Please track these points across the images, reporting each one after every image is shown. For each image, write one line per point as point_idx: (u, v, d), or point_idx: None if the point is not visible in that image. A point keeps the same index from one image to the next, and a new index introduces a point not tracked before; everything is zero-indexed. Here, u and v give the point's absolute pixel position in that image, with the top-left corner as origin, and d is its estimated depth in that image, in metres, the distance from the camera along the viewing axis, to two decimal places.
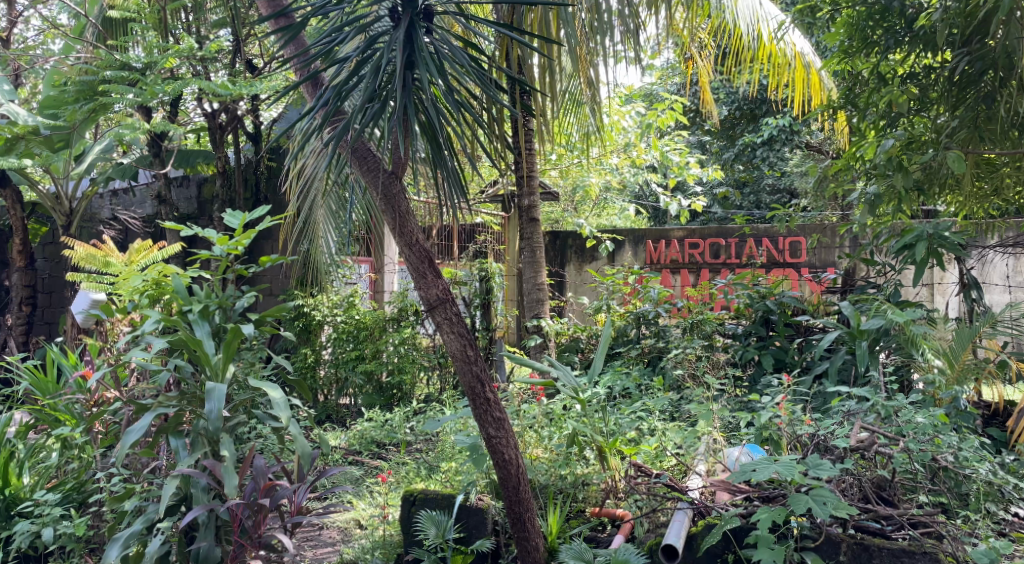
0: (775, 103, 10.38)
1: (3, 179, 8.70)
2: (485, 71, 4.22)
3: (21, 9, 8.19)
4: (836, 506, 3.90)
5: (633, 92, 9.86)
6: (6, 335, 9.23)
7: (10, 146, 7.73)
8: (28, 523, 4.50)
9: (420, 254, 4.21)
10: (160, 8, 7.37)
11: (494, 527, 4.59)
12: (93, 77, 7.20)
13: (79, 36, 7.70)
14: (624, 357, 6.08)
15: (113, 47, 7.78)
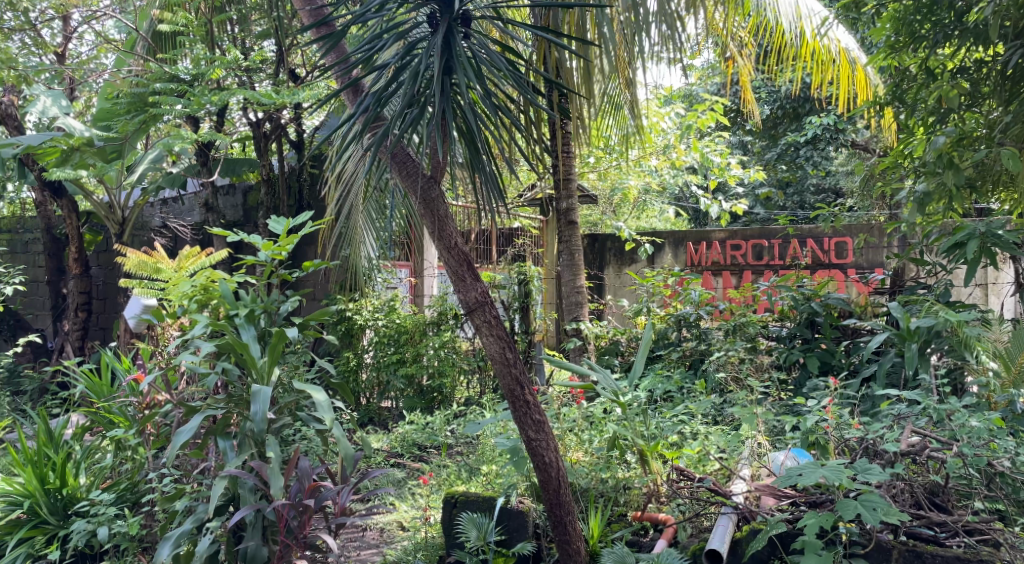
0: (819, 102, 10.13)
1: (59, 190, 8.98)
2: (522, 75, 4.30)
3: (75, 25, 8.46)
4: (887, 512, 3.81)
5: (672, 92, 9.77)
6: (63, 340, 9.49)
7: (64, 158, 7.87)
8: (84, 523, 4.66)
9: (460, 259, 4.30)
10: (206, 20, 7.53)
11: (535, 531, 4.61)
12: (143, 89, 7.37)
13: (131, 50, 7.92)
14: (665, 360, 6.02)
15: (163, 60, 7.98)
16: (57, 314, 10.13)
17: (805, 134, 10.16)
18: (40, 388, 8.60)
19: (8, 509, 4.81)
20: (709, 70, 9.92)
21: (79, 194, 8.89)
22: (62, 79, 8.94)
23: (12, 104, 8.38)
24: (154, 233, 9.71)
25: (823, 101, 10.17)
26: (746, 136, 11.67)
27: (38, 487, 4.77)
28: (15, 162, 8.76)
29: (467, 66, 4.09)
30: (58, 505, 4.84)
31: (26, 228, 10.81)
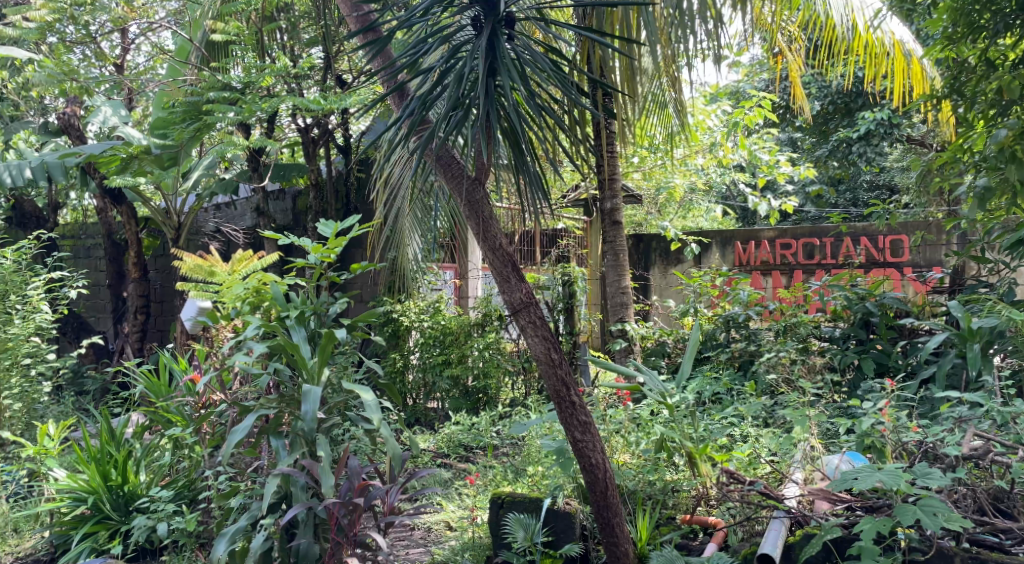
0: (873, 96, 9.87)
1: (118, 198, 9.23)
2: (566, 75, 4.32)
3: (132, 37, 8.71)
4: (949, 518, 3.71)
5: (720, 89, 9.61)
6: (123, 341, 9.70)
7: (124, 166, 7.77)
8: (145, 519, 4.81)
9: (505, 259, 4.33)
10: (258, 30, 7.71)
11: (582, 532, 4.60)
12: (198, 98, 7.51)
13: (185, 60, 8.11)
14: (714, 361, 5.92)
15: (216, 69, 8.17)
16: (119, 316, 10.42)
17: (858, 129, 9.87)
18: (105, 389, 8.87)
19: (72, 505, 4.98)
20: (758, 66, 9.73)
21: (137, 201, 9.13)
22: (121, 89, 9.20)
23: (74, 114, 8.65)
24: (208, 238, 9.93)
25: (878, 95, 9.90)
26: (797, 133, 11.43)
27: (101, 484, 4.95)
28: (78, 171, 9.04)
29: (511, 68, 4.12)
30: (120, 502, 5.00)
31: (88, 233, 11.13)
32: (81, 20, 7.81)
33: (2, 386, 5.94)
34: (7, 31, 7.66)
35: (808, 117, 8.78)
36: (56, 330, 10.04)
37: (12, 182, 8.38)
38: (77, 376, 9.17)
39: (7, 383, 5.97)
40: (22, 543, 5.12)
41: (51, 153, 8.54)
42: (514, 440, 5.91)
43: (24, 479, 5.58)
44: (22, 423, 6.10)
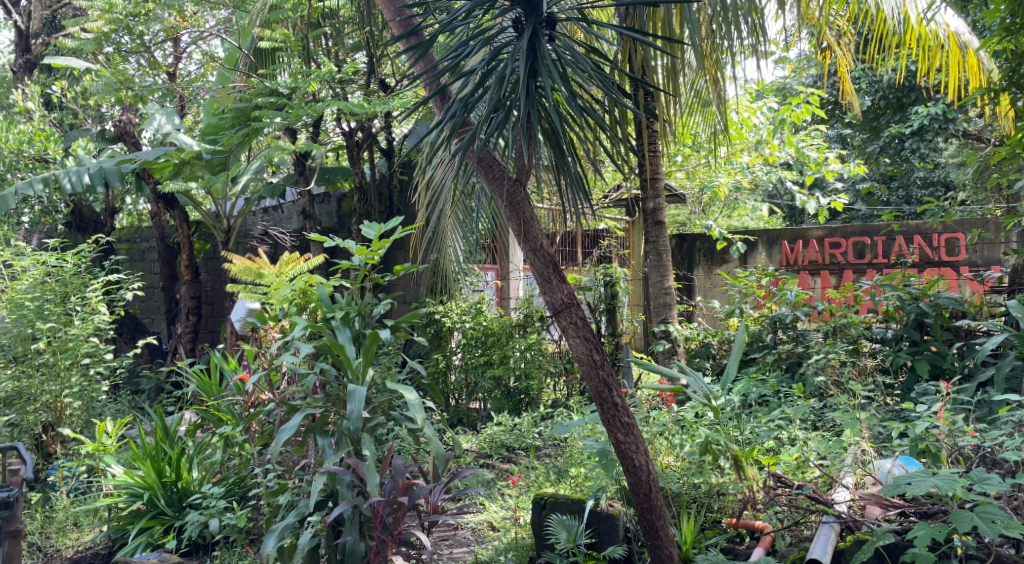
0: (926, 90, 9.59)
1: (170, 202, 9.43)
2: (607, 75, 4.30)
3: (184, 45, 8.92)
4: (1007, 526, 3.58)
5: (766, 86, 9.43)
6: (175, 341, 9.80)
7: (176, 171, 8.04)
8: (197, 514, 4.94)
9: (546, 260, 4.32)
10: (304, 36, 7.85)
11: (626, 534, 4.58)
12: (247, 103, 7.61)
13: (234, 67, 8.29)
14: (760, 363, 5.82)
15: (263, 75, 8.32)
16: (173, 317, 10.66)
17: (911, 125, 9.60)
18: (160, 387, 9.09)
19: (129, 500, 5.15)
20: (805, 61, 9.52)
21: (190, 205, 9.35)
22: (174, 97, 9.44)
23: (130, 122, 8.92)
24: (257, 240, 9.93)
25: (931, 89, 9.62)
26: (846, 130, 11.16)
27: (156, 480, 5.10)
28: (133, 177, 9.28)
29: (552, 69, 4.12)
30: (174, 497, 5.14)
31: (143, 236, 11.41)
32: (135, 30, 8.05)
33: (62, 385, 6.20)
34: (66, 42, 7.95)
35: (858, 113, 8.57)
36: (114, 330, 10.34)
37: (71, 188, 8.69)
38: (133, 375, 9.41)
39: (67, 381, 6.22)
40: (82, 537, 5.27)
41: (109, 160, 8.82)
42: (556, 441, 5.91)
43: (84, 475, 5.78)
44: (81, 421, 6.35)
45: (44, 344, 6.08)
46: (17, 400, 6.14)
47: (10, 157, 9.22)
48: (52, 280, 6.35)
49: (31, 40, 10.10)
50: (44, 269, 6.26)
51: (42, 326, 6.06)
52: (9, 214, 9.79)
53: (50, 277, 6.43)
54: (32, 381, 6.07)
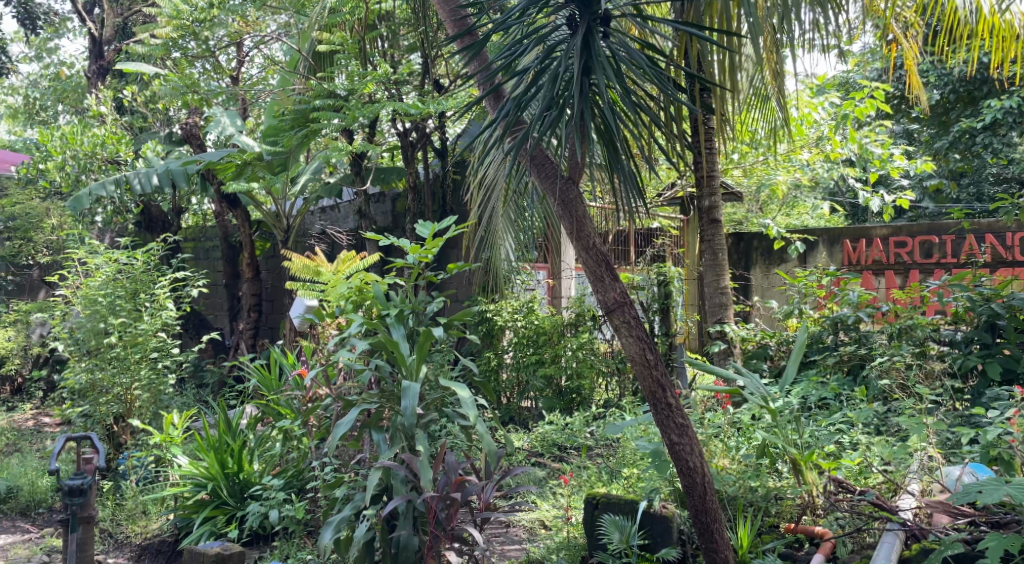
0: (1000, 83, 9.20)
1: (233, 202, 9.61)
2: (662, 71, 4.23)
3: (247, 50, 9.13)
4: None
5: (828, 81, 9.16)
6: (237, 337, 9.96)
7: (239, 172, 8.34)
8: (258, 505, 5.08)
9: (599, 259, 4.28)
10: (361, 39, 8.00)
11: (680, 537, 4.53)
12: (306, 105, 7.75)
13: (294, 70, 8.44)
14: (821, 365, 5.66)
15: (322, 77, 8.45)
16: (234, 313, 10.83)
17: (982, 119, 9.23)
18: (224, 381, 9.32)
19: (194, 490, 5.33)
20: (870, 55, 9.19)
21: (252, 204, 9.53)
22: (237, 100, 9.67)
23: (196, 124, 9.17)
24: (315, 239, 10.09)
25: (1006, 81, 9.22)
26: (913, 124, 10.75)
27: (219, 471, 5.27)
28: (198, 177, 9.51)
29: (606, 66, 4.08)
30: (236, 488, 5.30)
31: (208, 235, 11.64)
32: (201, 35, 8.26)
33: (132, 377, 6.46)
34: (136, 48, 8.22)
35: (927, 106, 8.27)
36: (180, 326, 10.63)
37: (141, 188, 9.03)
38: (198, 369, 9.68)
39: (136, 374, 6.48)
40: (150, 525, 5.47)
41: (175, 160, 9.10)
42: (609, 441, 5.92)
43: (151, 464, 6.01)
44: (150, 413, 6.62)
45: (115, 338, 6.33)
46: (91, 392, 6.42)
47: (85, 158, 9.53)
48: (122, 277, 6.64)
49: (104, 47, 10.57)
50: (116, 267, 6.57)
51: (114, 321, 6.31)
52: (84, 214, 10.16)
53: (121, 275, 6.71)
54: (105, 374, 6.35)
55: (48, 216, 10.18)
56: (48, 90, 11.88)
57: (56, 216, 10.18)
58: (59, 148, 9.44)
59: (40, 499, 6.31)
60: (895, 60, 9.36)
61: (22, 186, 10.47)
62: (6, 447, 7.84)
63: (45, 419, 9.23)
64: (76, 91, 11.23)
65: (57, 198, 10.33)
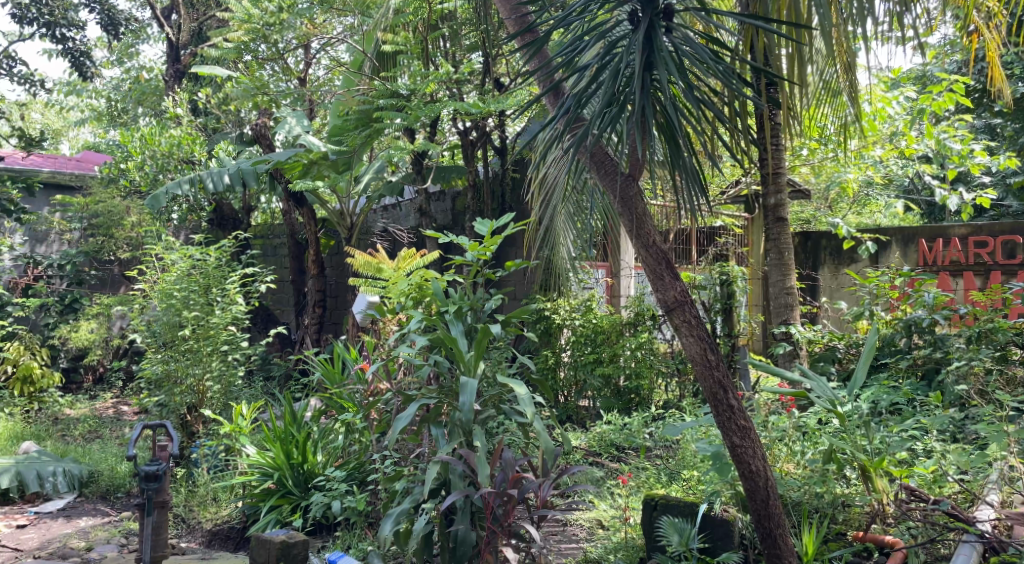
0: None
1: (299, 201, 9.80)
2: (728, 65, 4.09)
3: (314, 52, 9.33)
4: None
5: (902, 74, 8.82)
6: (303, 332, 10.12)
7: (305, 171, 8.50)
8: (322, 495, 5.21)
9: (659, 257, 4.17)
10: (423, 40, 8.13)
11: (741, 541, 4.46)
12: (369, 106, 7.87)
13: (358, 71, 8.59)
14: (892, 369, 5.48)
15: (385, 78, 8.58)
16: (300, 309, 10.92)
17: None
18: (290, 374, 9.58)
19: (261, 479, 5.50)
20: (949, 46, 8.81)
21: (318, 202, 9.72)
22: (305, 101, 9.90)
23: (266, 125, 9.40)
24: (378, 236, 10.25)
25: None
26: (995, 119, 10.28)
27: (285, 461, 5.42)
28: (267, 176, 9.76)
29: (669, 61, 3.96)
30: (300, 478, 5.44)
31: (275, 233, 11.87)
32: (271, 38, 8.52)
33: (204, 368, 6.72)
34: (210, 52, 8.53)
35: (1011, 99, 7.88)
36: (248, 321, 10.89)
37: (214, 188, 9.30)
38: (267, 362, 9.94)
39: (208, 365, 6.74)
40: (220, 512, 5.71)
41: (247, 160, 9.37)
42: (668, 442, 5.88)
43: (221, 453, 6.23)
44: (220, 403, 6.87)
45: (189, 331, 6.60)
46: (166, 382, 6.69)
47: (162, 159, 10.05)
48: (196, 272, 6.87)
49: (181, 51, 10.89)
50: (190, 262, 6.80)
51: (188, 315, 6.58)
52: (161, 212, 10.46)
53: (195, 270, 6.92)
54: (179, 365, 6.61)
55: (128, 214, 10.55)
56: (129, 93, 12.43)
57: (135, 214, 10.53)
58: (138, 148, 9.98)
59: (118, 484, 6.62)
60: (976, 52, 8.96)
61: (105, 185, 10.82)
62: (89, 433, 8.26)
63: (125, 407, 9.65)
64: (155, 94, 11.74)
65: (137, 196, 10.63)
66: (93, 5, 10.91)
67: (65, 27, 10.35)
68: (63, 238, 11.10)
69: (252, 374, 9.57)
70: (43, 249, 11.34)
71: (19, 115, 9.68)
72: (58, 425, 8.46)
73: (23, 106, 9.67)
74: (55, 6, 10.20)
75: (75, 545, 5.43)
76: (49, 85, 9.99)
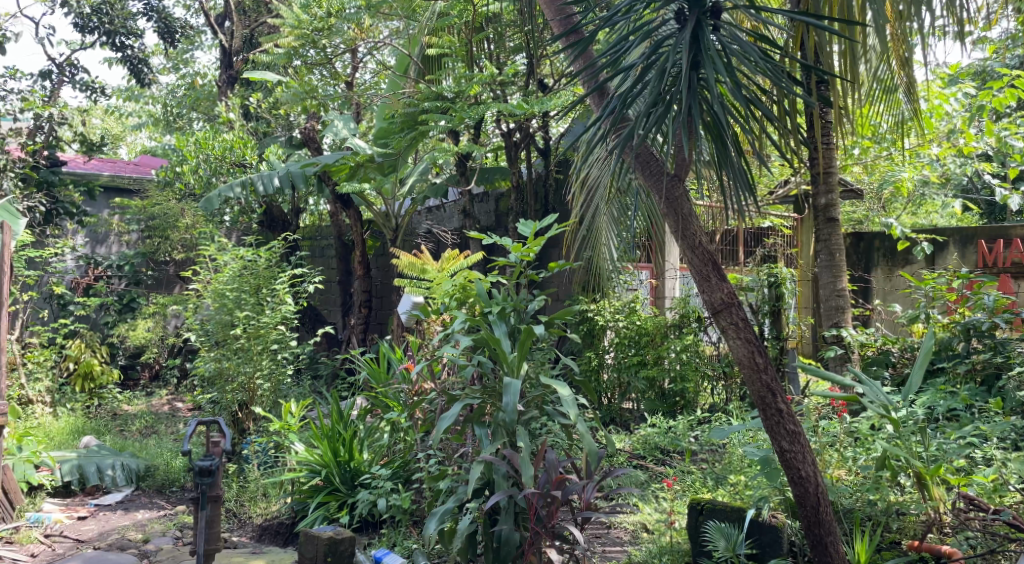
0: None
1: (346, 202, 9.98)
2: (778, 63, 3.97)
3: (361, 56, 9.45)
4: None
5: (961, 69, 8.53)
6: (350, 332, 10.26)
7: (353, 173, 8.62)
8: (368, 493, 5.29)
9: (705, 258, 4.06)
10: (468, 42, 8.17)
11: (791, 548, 4.35)
12: (414, 109, 7.93)
13: (404, 74, 8.66)
14: (950, 374, 5.32)
15: (430, 81, 8.64)
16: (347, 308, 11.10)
17: None
18: (337, 373, 9.73)
19: (309, 476, 5.59)
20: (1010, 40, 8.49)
21: (364, 204, 9.86)
22: (353, 104, 10.04)
23: (314, 128, 9.58)
24: (422, 238, 10.33)
25: None
26: None
27: (332, 458, 5.52)
28: (315, 179, 9.93)
29: (716, 60, 3.85)
30: (347, 476, 5.53)
31: (321, 235, 12.03)
32: (320, 43, 8.64)
33: (255, 367, 6.86)
34: (261, 58, 8.69)
35: None
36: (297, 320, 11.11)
37: (265, 190, 9.45)
38: (315, 361, 10.09)
39: (259, 364, 6.89)
40: (270, 507, 5.89)
41: (296, 163, 9.53)
42: (713, 446, 5.83)
43: (271, 450, 6.38)
44: (270, 401, 7.02)
45: (240, 330, 6.78)
46: (219, 380, 6.86)
47: (216, 162, 10.32)
48: (248, 273, 7.05)
49: (234, 57, 11.42)
50: (241, 263, 6.99)
51: (239, 314, 6.76)
52: (214, 214, 10.77)
53: (246, 270, 7.11)
54: (230, 363, 6.78)
55: (183, 215, 10.84)
56: (184, 99, 12.77)
57: (190, 216, 10.81)
58: (193, 152, 10.29)
59: (173, 478, 6.83)
60: None
61: (162, 188, 11.14)
62: (145, 428, 8.53)
63: (180, 403, 9.95)
64: (209, 99, 12.04)
65: (192, 198, 10.94)
66: (150, 14, 11.19)
67: (124, 36, 10.68)
68: (123, 239, 11.46)
69: (300, 373, 9.75)
70: (103, 250, 11.75)
71: (81, 120, 10.02)
72: (116, 421, 8.74)
73: (84, 112, 10.00)
74: (115, 16, 10.52)
75: (132, 537, 5.62)
76: (109, 92, 10.34)
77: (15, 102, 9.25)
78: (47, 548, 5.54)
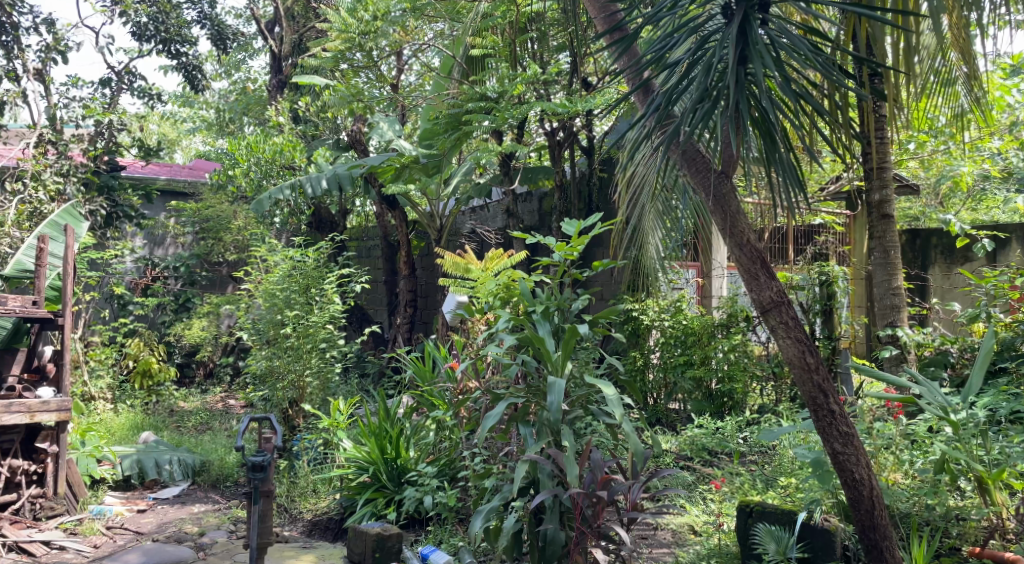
0: None
1: (392, 203, 10.11)
2: (829, 56, 3.85)
3: (406, 59, 9.53)
4: None
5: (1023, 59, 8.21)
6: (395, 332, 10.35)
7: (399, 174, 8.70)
8: (414, 491, 5.35)
9: (754, 256, 3.97)
10: (510, 43, 8.18)
11: (844, 553, 4.21)
12: (458, 110, 7.95)
13: (449, 75, 8.71)
14: (1012, 374, 5.12)
15: (475, 82, 8.67)
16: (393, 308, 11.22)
17: None
18: (384, 372, 9.85)
19: (358, 473, 5.70)
20: None
21: (409, 205, 9.95)
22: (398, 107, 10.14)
23: (361, 130, 9.71)
24: (465, 239, 10.37)
25: None
26: None
27: (379, 455, 5.60)
28: (364, 180, 10.05)
29: (764, 54, 3.75)
30: (394, 473, 5.60)
31: (370, 235, 12.16)
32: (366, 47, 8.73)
33: (305, 365, 7.01)
34: (309, 61, 8.82)
35: None
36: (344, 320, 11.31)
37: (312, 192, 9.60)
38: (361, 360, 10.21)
39: (308, 363, 7.03)
40: (320, 503, 6.01)
41: (343, 165, 9.66)
42: (762, 448, 5.74)
43: (321, 447, 6.50)
44: (319, 399, 7.15)
45: (290, 329, 6.92)
46: (270, 378, 7.01)
47: (266, 166, 10.58)
48: (297, 273, 7.19)
49: (283, 62, 11.74)
50: (291, 264, 7.13)
51: (289, 313, 6.90)
52: (265, 216, 11.02)
53: (295, 270, 7.25)
54: (281, 361, 6.94)
55: (235, 218, 11.11)
56: (235, 103, 13.04)
57: (243, 218, 11.09)
58: (245, 156, 10.56)
59: (227, 474, 7.01)
60: None
61: (216, 191, 11.41)
62: (200, 425, 8.76)
63: (234, 400, 10.19)
64: (259, 104, 12.29)
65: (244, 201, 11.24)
66: (204, 21, 11.47)
67: (179, 43, 10.98)
68: (179, 241, 11.79)
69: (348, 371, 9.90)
70: (161, 252, 12.07)
71: (139, 126, 10.32)
72: (173, 418, 9.00)
73: (142, 118, 10.27)
74: (170, 24, 10.81)
75: (188, 530, 5.78)
76: (166, 98, 10.63)
77: (77, 109, 9.59)
78: (109, 540, 5.74)
